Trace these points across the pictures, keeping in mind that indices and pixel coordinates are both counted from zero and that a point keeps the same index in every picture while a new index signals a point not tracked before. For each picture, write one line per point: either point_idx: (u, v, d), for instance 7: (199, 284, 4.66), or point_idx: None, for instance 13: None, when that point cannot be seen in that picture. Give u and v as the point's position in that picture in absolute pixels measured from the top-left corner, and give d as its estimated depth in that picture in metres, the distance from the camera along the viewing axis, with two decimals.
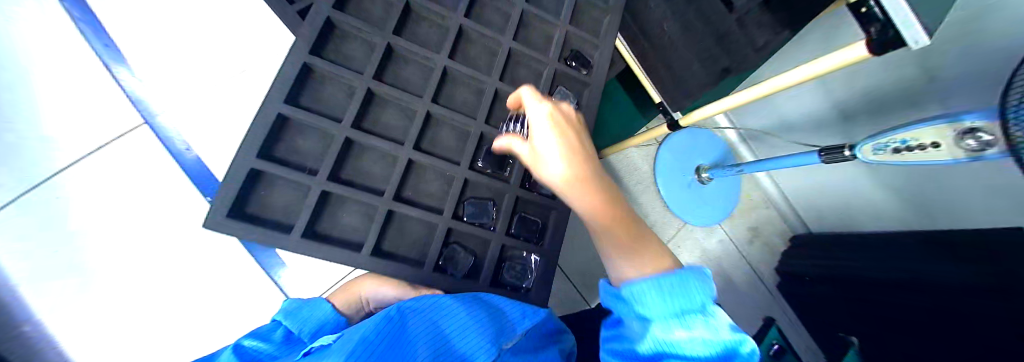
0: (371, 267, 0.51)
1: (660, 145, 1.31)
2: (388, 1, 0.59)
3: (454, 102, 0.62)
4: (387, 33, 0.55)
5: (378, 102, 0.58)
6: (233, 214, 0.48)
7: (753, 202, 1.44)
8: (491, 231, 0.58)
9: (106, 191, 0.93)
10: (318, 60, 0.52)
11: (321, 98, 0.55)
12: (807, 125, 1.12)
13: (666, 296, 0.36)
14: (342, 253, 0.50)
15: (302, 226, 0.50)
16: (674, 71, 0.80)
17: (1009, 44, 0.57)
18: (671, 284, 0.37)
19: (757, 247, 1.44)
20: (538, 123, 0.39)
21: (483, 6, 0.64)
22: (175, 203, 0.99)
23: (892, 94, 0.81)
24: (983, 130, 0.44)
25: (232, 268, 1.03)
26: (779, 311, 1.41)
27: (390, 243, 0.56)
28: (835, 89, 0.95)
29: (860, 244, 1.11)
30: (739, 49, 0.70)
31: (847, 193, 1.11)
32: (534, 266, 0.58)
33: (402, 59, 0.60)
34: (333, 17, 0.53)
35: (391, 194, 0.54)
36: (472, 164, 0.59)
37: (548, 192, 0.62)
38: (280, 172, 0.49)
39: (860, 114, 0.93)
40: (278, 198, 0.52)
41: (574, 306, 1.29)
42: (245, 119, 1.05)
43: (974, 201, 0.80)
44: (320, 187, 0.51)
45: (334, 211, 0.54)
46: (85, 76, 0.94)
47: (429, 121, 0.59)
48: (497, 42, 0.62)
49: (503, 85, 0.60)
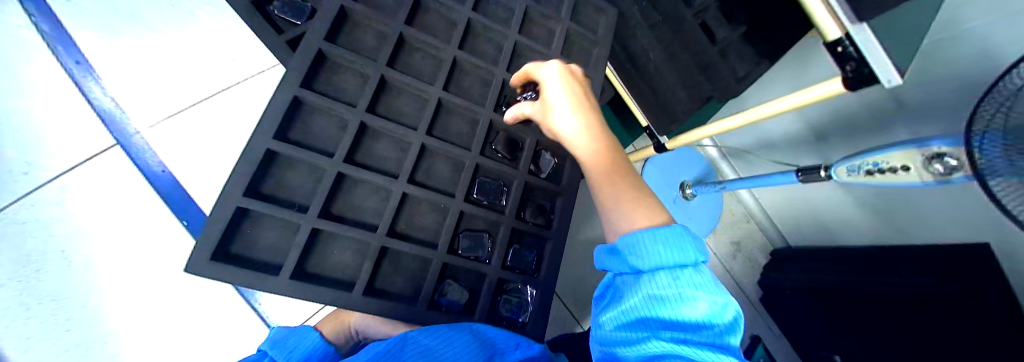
0: (363, 308, 0.48)
1: (648, 161, 1.35)
2: (381, 33, 0.59)
3: (449, 133, 0.61)
4: (381, 65, 0.55)
5: (370, 134, 0.56)
6: (216, 257, 0.45)
7: (735, 216, 1.51)
8: (487, 265, 0.56)
9: (79, 214, 0.91)
10: (309, 93, 0.51)
11: (311, 131, 0.53)
12: (785, 146, 1.17)
13: (664, 247, 0.36)
14: (333, 294, 0.48)
15: (291, 266, 0.47)
16: (659, 97, 0.80)
17: (969, 78, 0.61)
18: (670, 236, 0.36)
19: (741, 261, 1.48)
20: (550, 84, 0.50)
21: (476, 38, 0.65)
22: (148, 227, 0.96)
23: (864, 121, 0.86)
24: (950, 155, 0.46)
25: (207, 297, 0.97)
26: (766, 326, 1.43)
27: (382, 280, 0.53)
28: (810, 115, 1.00)
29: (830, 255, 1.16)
30: (721, 77, 0.73)
31: (823, 209, 1.16)
32: (531, 299, 0.57)
33: (395, 90, 0.59)
34: (325, 49, 0.53)
35: (384, 229, 0.52)
36: (467, 196, 0.58)
37: (543, 222, 0.61)
38: (268, 210, 0.47)
39: (834, 138, 0.98)
40: (264, 237, 0.50)
41: (567, 328, 1.28)
42: (225, 140, 1.03)
43: (936, 221, 0.85)
44: (309, 224, 0.49)
45: (324, 248, 0.52)
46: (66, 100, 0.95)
47: (423, 152, 0.58)
48: (491, 74, 0.62)
49: (498, 116, 0.60)
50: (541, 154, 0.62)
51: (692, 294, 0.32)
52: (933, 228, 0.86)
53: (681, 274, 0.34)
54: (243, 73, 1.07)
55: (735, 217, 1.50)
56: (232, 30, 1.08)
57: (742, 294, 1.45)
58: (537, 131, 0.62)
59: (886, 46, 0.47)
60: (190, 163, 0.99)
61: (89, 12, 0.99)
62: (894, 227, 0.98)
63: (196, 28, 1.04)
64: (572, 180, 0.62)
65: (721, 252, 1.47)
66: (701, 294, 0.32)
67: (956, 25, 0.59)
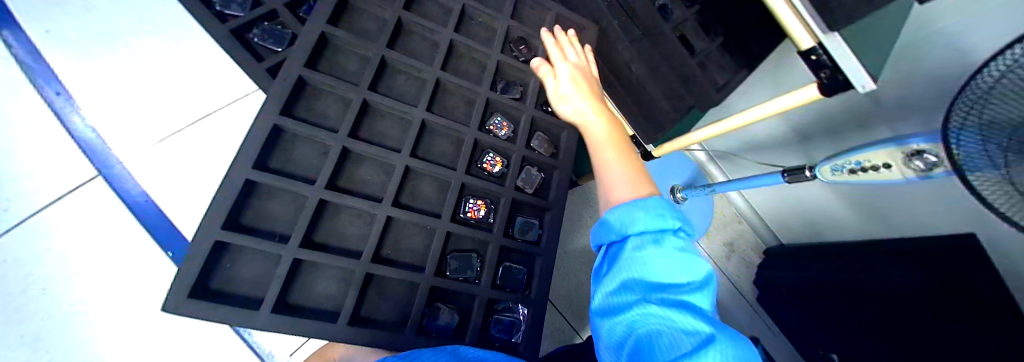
0: (349, 338, 0.47)
1: None
2: (363, 56, 0.60)
3: (434, 153, 0.60)
4: (362, 90, 0.55)
5: (352, 162, 0.56)
6: (196, 292, 0.44)
7: (725, 218, 1.53)
8: (476, 285, 0.55)
9: (63, 245, 0.89)
10: (289, 122, 0.50)
11: (293, 159, 0.53)
12: (769, 147, 1.19)
13: (651, 214, 0.35)
14: (318, 326, 0.46)
15: (272, 298, 0.46)
16: (643, 105, 0.85)
17: (946, 78, 0.62)
18: (657, 206, 0.36)
19: (735, 262, 1.49)
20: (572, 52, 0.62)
21: (459, 57, 0.65)
22: (131, 257, 0.92)
23: (841, 119, 0.88)
24: (929, 152, 0.47)
25: (190, 328, 0.93)
26: (763, 327, 1.43)
27: (367, 308, 0.52)
28: (792, 117, 1.02)
29: (817, 250, 1.17)
30: (703, 90, 0.72)
31: (811, 208, 1.18)
32: (523, 319, 0.56)
33: (378, 113, 0.58)
34: (304, 76, 0.53)
35: (368, 256, 0.51)
36: (454, 216, 0.58)
37: (533, 239, 0.60)
38: (248, 242, 0.46)
39: (816, 137, 1.00)
40: (244, 269, 0.49)
41: (565, 338, 1.26)
42: (211, 164, 1.01)
43: (919, 216, 0.86)
44: (291, 255, 0.48)
45: (308, 277, 0.51)
46: (44, 130, 0.93)
47: (408, 174, 0.58)
48: (475, 93, 0.62)
49: (483, 136, 0.60)
50: (527, 171, 0.62)
51: (672, 260, 0.32)
52: (921, 224, 0.87)
53: (661, 241, 0.33)
54: (226, 97, 1.06)
55: (725, 218, 1.52)
56: (216, 56, 1.07)
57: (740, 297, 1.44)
58: (523, 148, 0.62)
59: (858, 52, 0.48)
60: (174, 193, 0.97)
61: (67, 39, 0.98)
62: (880, 225, 0.99)
63: (177, 54, 1.04)
64: (559, 195, 0.62)
65: (715, 254, 1.48)
66: (681, 260, 0.32)
67: (925, 25, 0.60)
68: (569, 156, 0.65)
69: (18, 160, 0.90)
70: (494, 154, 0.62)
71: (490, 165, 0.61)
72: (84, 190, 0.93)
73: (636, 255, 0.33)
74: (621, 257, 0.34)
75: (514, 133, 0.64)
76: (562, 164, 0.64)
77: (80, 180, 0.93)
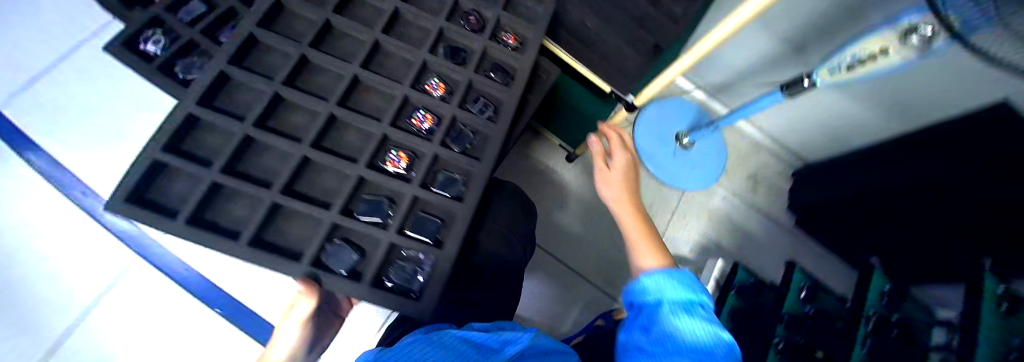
0: (246, 257, 0.49)
1: (637, 118, 1.27)
2: (312, 21, 0.66)
3: (365, 105, 0.64)
4: (303, 46, 0.61)
5: (285, 106, 0.61)
6: (131, 198, 0.49)
7: (745, 150, 1.45)
8: (383, 230, 0.57)
9: (126, 325, 0.96)
10: (234, 68, 0.57)
11: (233, 101, 0.59)
12: (766, 65, 1.15)
13: (677, 286, 0.52)
14: (212, 237, 0.49)
15: (188, 210, 0.50)
16: (613, 61, 0.84)
17: None
18: (677, 278, 0.53)
19: (763, 194, 1.43)
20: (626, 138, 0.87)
21: (405, 25, 0.70)
22: (189, 325, 0.99)
23: (832, 14, 0.85)
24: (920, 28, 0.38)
25: None
26: (805, 251, 1.38)
27: (271, 233, 0.55)
28: (778, 25, 0.99)
29: (852, 161, 1.13)
30: (660, 25, 0.72)
31: (830, 116, 1.14)
32: (425, 267, 0.56)
33: (319, 69, 0.64)
34: (255, 33, 0.61)
35: (278, 186, 0.54)
36: (372, 163, 0.60)
37: (452, 194, 0.60)
38: (182, 165, 0.51)
39: (811, 39, 0.96)
40: (173, 186, 0.53)
41: (603, 306, 1.27)
42: None
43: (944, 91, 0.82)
44: (212, 177, 0.51)
45: (223, 201, 0.55)
46: (75, 227, 0.99)
47: (336, 121, 0.61)
48: (414, 54, 0.66)
49: (413, 92, 0.63)
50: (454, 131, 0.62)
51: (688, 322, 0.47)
52: None
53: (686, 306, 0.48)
54: None
55: (745, 151, 1.44)
56: None
57: (773, 225, 1.40)
58: (454, 107, 0.63)
59: None
60: (201, 256, 1.03)
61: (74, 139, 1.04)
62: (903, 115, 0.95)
63: None
64: (491, 153, 0.61)
65: (740, 191, 1.41)
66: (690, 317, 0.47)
67: None
68: (506, 117, 0.63)
69: (61, 260, 0.97)
70: (426, 112, 0.64)
71: (418, 121, 0.63)
72: (133, 273, 1.00)
73: (673, 320, 0.46)
74: (662, 319, 0.47)
75: (450, 93, 0.66)
76: (495, 127, 0.63)
77: (125, 265, 0.99)
